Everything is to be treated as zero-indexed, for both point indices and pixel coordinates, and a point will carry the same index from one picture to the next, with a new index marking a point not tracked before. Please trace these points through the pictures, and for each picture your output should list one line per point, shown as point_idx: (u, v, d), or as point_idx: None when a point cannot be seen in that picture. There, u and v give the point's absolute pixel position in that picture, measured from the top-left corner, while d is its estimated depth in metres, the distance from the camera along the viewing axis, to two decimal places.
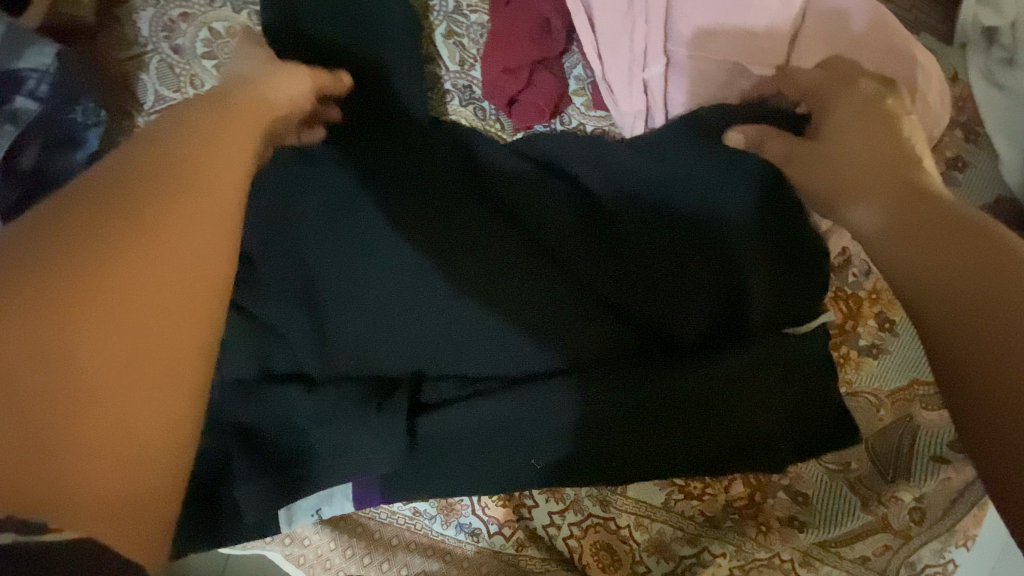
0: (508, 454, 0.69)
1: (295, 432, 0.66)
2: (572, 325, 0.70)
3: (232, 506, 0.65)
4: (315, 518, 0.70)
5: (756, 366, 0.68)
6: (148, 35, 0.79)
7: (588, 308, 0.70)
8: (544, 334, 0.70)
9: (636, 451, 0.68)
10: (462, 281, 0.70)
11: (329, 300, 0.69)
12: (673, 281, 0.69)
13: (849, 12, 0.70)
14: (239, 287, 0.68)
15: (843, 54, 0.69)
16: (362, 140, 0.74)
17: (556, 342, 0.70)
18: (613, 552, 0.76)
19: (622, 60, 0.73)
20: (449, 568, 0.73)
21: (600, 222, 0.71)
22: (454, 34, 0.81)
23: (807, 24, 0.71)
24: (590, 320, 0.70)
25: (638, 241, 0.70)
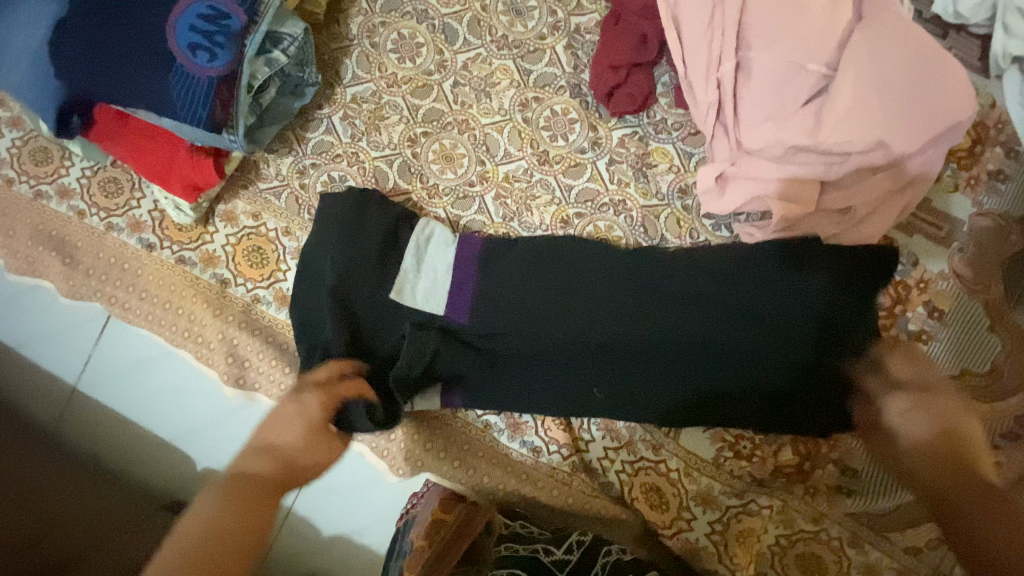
0: (569, 386, 0.80)
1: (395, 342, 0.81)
2: (635, 307, 0.79)
3: None
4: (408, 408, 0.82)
5: (810, 347, 0.76)
6: (355, 34, 0.92)
7: (651, 295, 0.79)
8: (611, 305, 0.79)
9: (680, 401, 0.79)
10: (541, 266, 0.82)
11: (423, 275, 0.82)
12: (730, 283, 0.78)
13: (915, 31, 0.74)
14: (352, 238, 0.81)
15: (911, 58, 0.73)
16: (485, 125, 0.89)
17: (621, 312, 0.79)
18: (660, 494, 0.82)
19: (700, 61, 0.79)
20: (511, 475, 0.84)
21: (688, 289, 0.79)
22: (573, 47, 0.89)
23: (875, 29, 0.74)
24: (652, 307, 0.79)
25: (699, 255, 0.81)
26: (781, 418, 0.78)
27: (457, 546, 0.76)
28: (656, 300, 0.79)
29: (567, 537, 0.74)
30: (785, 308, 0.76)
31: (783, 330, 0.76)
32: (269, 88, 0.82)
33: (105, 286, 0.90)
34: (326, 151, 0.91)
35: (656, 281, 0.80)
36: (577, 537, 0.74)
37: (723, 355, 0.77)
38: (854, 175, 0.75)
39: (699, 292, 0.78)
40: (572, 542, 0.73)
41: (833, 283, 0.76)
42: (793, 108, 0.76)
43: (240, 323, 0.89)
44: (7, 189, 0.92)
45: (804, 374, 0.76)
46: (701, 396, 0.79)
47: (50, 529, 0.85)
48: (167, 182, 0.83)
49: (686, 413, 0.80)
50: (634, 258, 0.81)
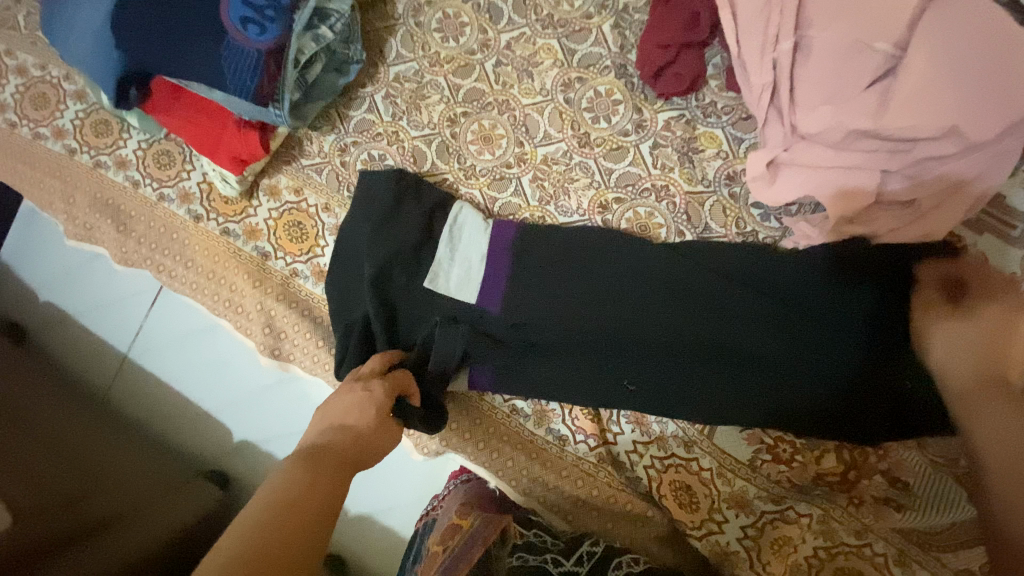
0: (599, 377, 0.78)
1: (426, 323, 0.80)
2: (663, 301, 0.76)
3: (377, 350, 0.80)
4: None
5: (857, 351, 0.71)
6: (401, 13, 0.92)
7: (681, 288, 0.76)
8: (638, 296, 0.77)
9: (715, 399, 0.75)
10: (570, 254, 0.80)
11: (457, 254, 0.82)
12: (764, 283, 0.75)
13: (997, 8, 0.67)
14: (392, 218, 0.82)
15: (993, 36, 0.67)
16: (527, 107, 0.88)
17: (648, 304, 0.76)
18: (691, 493, 0.78)
19: (756, 40, 0.74)
20: (535, 462, 0.82)
21: (740, 288, 0.75)
22: (620, 27, 0.86)
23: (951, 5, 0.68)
24: (680, 302, 0.76)
25: (735, 252, 0.77)
26: (825, 424, 0.73)
27: (471, 554, 0.71)
28: (708, 298, 0.75)
29: (578, 547, 0.72)
30: (846, 315, 0.71)
31: (839, 337, 0.71)
32: (315, 64, 0.83)
33: (154, 254, 0.94)
34: (367, 129, 0.92)
35: (709, 278, 0.76)
36: (588, 548, 0.71)
37: (768, 361, 0.73)
38: (921, 164, 0.70)
39: (753, 292, 0.74)
40: (582, 554, 0.71)
41: (874, 288, 0.71)
42: (854, 91, 0.70)
43: (278, 295, 0.91)
44: (70, 159, 0.97)
45: (856, 383, 0.71)
46: (741, 400, 0.74)
47: (98, 486, 0.89)
48: (217, 154, 0.86)
49: (724, 414, 0.75)
50: (685, 251, 0.78)
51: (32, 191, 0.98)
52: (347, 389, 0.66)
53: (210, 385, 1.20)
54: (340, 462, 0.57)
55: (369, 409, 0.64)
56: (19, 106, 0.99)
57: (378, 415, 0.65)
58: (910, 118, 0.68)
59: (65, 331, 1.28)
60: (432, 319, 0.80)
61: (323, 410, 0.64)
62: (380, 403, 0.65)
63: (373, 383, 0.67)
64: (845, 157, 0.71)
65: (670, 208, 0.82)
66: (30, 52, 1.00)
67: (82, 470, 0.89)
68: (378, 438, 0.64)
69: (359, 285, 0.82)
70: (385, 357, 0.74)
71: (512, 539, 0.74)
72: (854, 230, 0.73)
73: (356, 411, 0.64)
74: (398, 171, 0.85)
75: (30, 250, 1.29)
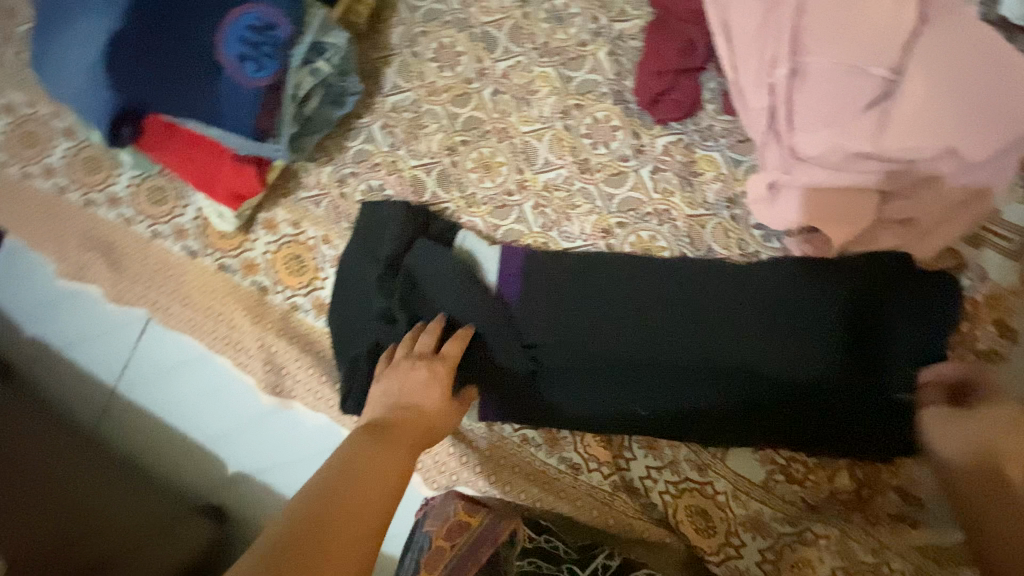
0: (611, 404, 0.78)
1: None
2: (668, 327, 0.76)
3: None
4: None
5: (857, 368, 0.73)
6: (396, 44, 0.92)
7: (686, 312, 0.76)
8: (642, 321, 0.76)
9: (725, 422, 0.76)
10: (574, 281, 0.80)
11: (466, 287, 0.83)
12: (767, 303, 0.74)
13: (987, 30, 0.69)
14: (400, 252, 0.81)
15: (986, 58, 0.68)
16: (526, 134, 0.88)
17: (654, 330, 0.76)
18: (707, 518, 0.78)
19: (751, 66, 0.75)
20: (547, 492, 0.81)
21: (744, 308, 0.75)
22: (615, 54, 0.87)
23: (939, 28, 0.70)
24: (687, 326, 0.76)
25: (738, 274, 0.77)
26: (830, 442, 0.75)
27: (479, 555, 0.77)
28: (712, 320, 0.75)
29: (593, 558, 0.73)
30: (846, 333, 0.72)
31: (840, 356, 0.72)
32: (312, 98, 0.82)
33: (149, 292, 0.92)
34: (365, 160, 0.91)
35: (712, 299, 0.76)
36: (604, 561, 0.73)
37: (774, 380, 0.74)
38: (920, 183, 0.71)
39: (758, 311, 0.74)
40: (597, 566, 0.72)
41: (872, 306, 0.72)
42: (852, 113, 0.71)
43: (278, 330, 0.89)
44: (60, 196, 0.95)
45: (856, 399, 0.74)
46: (749, 419, 0.76)
47: (98, 507, 0.90)
48: (213, 191, 0.85)
49: (734, 434, 0.76)
50: (689, 270, 0.78)
51: (22, 232, 0.96)
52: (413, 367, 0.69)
53: (208, 418, 1.16)
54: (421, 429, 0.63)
55: (436, 389, 0.67)
56: (6, 145, 0.97)
57: (442, 395, 0.67)
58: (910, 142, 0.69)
59: (54, 369, 1.25)
60: None
61: (385, 387, 0.67)
62: (443, 382, 0.68)
63: (437, 365, 0.69)
64: (845, 178, 0.72)
65: (672, 231, 0.83)
66: (17, 89, 0.98)
67: (74, 505, 0.89)
68: (444, 419, 0.67)
69: (363, 315, 0.80)
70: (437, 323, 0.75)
71: (521, 542, 0.76)
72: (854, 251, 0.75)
73: (420, 392, 0.67)
74: (409, 207, 0.85)
75: (16, 286, 1.25)
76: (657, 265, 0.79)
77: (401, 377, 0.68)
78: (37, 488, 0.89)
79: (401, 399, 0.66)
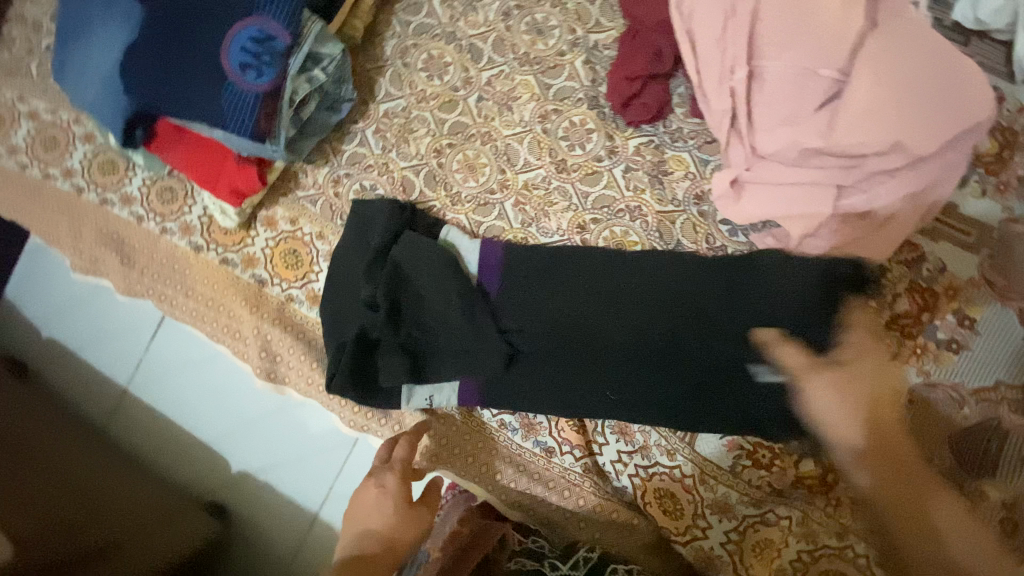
0: (582, 388, 0.82)
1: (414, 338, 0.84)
2: (635, 316, 0.80)
3: (373, 369, 0.84)
4: (427, 404, 0.86)
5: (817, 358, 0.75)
6: (389, 56, 0.99)
7: (651, 303, 0.80)
8: (611, 310, 0.81)
9: (689, 408, 0.79)
10: (548, 273, 0.85)
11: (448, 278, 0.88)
12: (727, 295, 0.78)
13: (931, 38, 0.74)
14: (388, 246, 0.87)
15: (928, 62, 0.73)
16: (508, 138, 0.94)
17: (622, 319, 0.80)
18: (675, 501, 0.81)
19: (714, 71, 0.80)
20: (524, 473, 0.86)
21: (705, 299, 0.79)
22: (591, 62, 0.92)
23: (887, 34, 0.75)
24: (651, 315, 0.80)
25: (701, 266, 0.81)
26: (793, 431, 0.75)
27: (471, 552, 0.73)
28: (676, 311, 0.79)
29: (575, 554, 0.77)
30: (807, 324, 0.74)
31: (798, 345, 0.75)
32: (309, 103, 0.89)
33: (156, 284, 0.99)
34: (359, 162, 0.98)
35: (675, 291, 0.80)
36: (585, 555, 0.76)
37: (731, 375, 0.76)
38: (873, 178, 0.76)
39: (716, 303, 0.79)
40: (579, 559, 0.75)
41: (833, 299, 0.74)
42: (806, 113, 0.76)
43: (274, 320, 0.94)
44: (78, 196, 1.03)
45: None
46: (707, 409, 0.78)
47: (100, 506, 1.01)
48: (216, 188, 0.91)
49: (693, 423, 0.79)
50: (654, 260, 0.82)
51: (44, 229, 1.04)
52: (366, 488, 0.75)
53: (225, 413, 1.26)
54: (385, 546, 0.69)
55: (389, 502, 0.73)
56: (31, 149, 1.06)
57: (398, 509, 0.72)
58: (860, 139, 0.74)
59: (76, 366, 1.35)
60: (425, 338, 0.84)
61: (351, 518, 0.73)
62: (395, 496, 0.73)
63: (385, 479, 0.75)
64: (802, 173, 0.77)
65: (643, 227, 0.87)
66: (41, 98, 1.07)
67: (86, 500, 1.00)
68: (405, 530, 0.71)
69: (352, 303, 0.86)
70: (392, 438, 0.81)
71: (512, 546, 0.77)
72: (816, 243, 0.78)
73: (376, 513, 0.72)
74: (395, 203, 0.91)
75: (42, 285, 1.35)
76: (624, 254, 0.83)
77: (358, 504, 0.74)
78: (51, 484, 0.99)
79: (361, 526, 0.71)
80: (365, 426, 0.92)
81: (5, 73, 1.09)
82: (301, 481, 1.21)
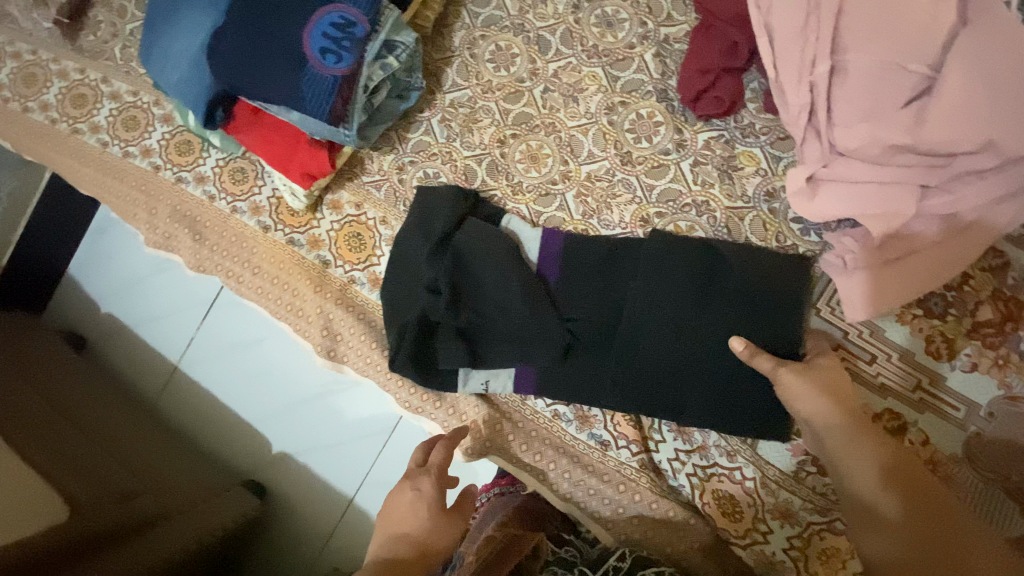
0: (638, 384, 0.81)
1: (471, 324, 0.85)
2: (691, 313, 0.79)
3: (433, 352, 0.85)
4: (483, 389, 0.88)
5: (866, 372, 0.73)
6: (457, 47, 1.00)
7: (705, 300, 0.79)
8: (668, 304, 0.79)
9: (740, 408, 0.78)
10: (603, 267, 0.85)
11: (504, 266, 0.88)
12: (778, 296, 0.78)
13: None
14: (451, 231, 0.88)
15: None
16: (571, 130, 0.94)
17: (679, 314, 0.79)
18: (734, 504, 0.79)
19: (793, 65, 0.78)
20: (578, 465, 0.85)
21: (763, 296, 0.78)
22: (661, 56, 0.92)
23: (981, 26, 0.71)
24: (705, 313, 0.78)
25: (755, 264, 0.79)
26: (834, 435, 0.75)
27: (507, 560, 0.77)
28: (728, 308, 0.78)
29: (605, 560, 0.75)
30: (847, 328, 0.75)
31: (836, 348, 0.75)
32: (381, 90, 0.91)
33: (224, 261, 1.02)
34: (423, 150, 0.99)
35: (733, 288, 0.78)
36: (615, 563, 0.73)
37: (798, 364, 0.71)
38: (959, 179, 0.73)
39: (774, 299, 0.78)
40: (609, 568, 0.73)
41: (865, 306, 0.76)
42: (891, 109, 0.74)
43: (336, 300, 0.97)
44: (155, 174, 1.09)
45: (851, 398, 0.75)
46: (758, 408, 0.77)
47: (150, 481, 1.09)
48: (288, 169, 0.94)
49: (742, 422, 0.78)
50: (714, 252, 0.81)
51: (121, 203, 1.09)
52: (401, 490, 0.73)
53: (273, 391, 1.29)
54: (418, 557, 0.67)
55: (423, 510, 0.71)
56: (112, 128, 1.12)
57: (432, 516, 0.71)
58: (947, 139, 0.71)
59: (133, 340, 1.41)
60: (480, 323, 0.85)
61: (383, 521, 0.72)
62: (432, 502, 0.72)
63: (421, 483, 0.73)
64: (884, 171, 0.75)
65: (710, 222, 0.86)
66: (124, 80, 1.13)
67: (138, 474, 1.08)
68: (439, 538, 0.69)
69: (415, 287, 0.87)
70: (428, 441, 0.80)
71: (544, 555, 0.80)
72: (896, 243, 0.76)
73: (411, 518, 0.71)
74: (460, 190, 0.92)
75: (107, 260, 1.42)
76: (682, 246, 0.81)
77: (393, 505, 0.72)
78: (104, 460, 1.07)
79: (395, 529, 0.70)
80: (420, 409, 0.93)
81: (91, 55, 1.16)
82: (343, 463, 1.23)
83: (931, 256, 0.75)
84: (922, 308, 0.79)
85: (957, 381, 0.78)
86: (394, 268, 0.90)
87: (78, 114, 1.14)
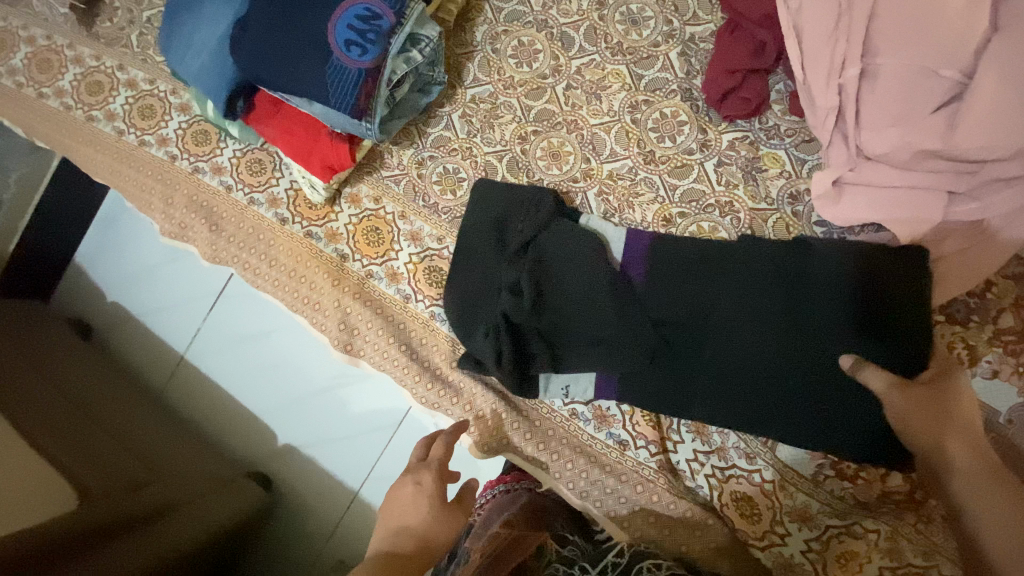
0: (741, 395, 0.77)
1: (555, 328, 0.84)
2: (787, 316, 0.75)
3: (522, 356, 0.84)
4: (555, 391, 0.87)
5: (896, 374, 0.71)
6: (480, 41, 1.00)
7: (801, 302, 0.75)
8: (762, 308, 0.76)
9: (842, 421, 0.73)
10: (697, 268, 0.81)
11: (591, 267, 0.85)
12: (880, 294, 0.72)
13: None
14: (537, 230, 0.86)
15: None
16: (593, 128, 0.94)
17: (777, 319, 0.75)
18: (752, 504, 0.80)
19: (822, 67, 0.78)
20: (595, 464, 0.85)
21: (862, 297, 0.72)
22: (686, 55, 0.91)
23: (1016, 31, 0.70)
24: (799, 316, 0.75)
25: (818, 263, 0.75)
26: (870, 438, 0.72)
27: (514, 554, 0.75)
28: (828, 311, 0.73)
29: (604, 557, 0.75)
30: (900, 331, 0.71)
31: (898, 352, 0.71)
32: (403, 85, 0.91)
33: (241, 252, 1.02)
34: (443, 145, 0.99)
35: (831, 288, 0.74)
36: (613, 559, 0.75)
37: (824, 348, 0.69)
38: (988, 185, 0.73)
39: (879, 300, 0.72)
40: (607, 564, 0.74)
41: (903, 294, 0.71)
42: (920, 114, 0.74)
43: (354, 294, 0.96)
44: (171, 164, 1.08)
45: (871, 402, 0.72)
46: (856, 424, 0.72)
47: (158, 473, 1.08)
48: (309, 161, 0.93)
49: (836, 436, 0.74)
50: (801, 248, 0.77)
51: (136, 192, 1.09)
52: (403, 486, 0.73)
53: (286, 382, 1.29)
54: (421, 549, 0.65)
55: (425, 504, 0.70)
56: (128, 116, 1.11)
57: (434, 508, 0.70)
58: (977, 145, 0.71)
59: (142, 329, 1.40)
60: (564, 328, 0.83)
61: (386, 514, 0.71)
62: (433, 496, 0.71)
63: (423, 477, 0.73)
64: (912, 176, 0.74)
65: (733, 223, 0.86)
66: (141, 69, 1.12)
67: (146, 466, 1.07)
68: (441, 532, 0.68)
69: (494, 288, 0.87)
70: (428, 437, 0.82)
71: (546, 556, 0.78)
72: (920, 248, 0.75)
73: (413, 512, 0.69)
74: (539, 189, 0.90)
75: (116, 249, 1.41)
76: (767, 246, 0.78)
77: (394, 499, 0.72)
78: (113, 453, 1.06)
79: (397, 522, 0.68)
80: (437, 405, 0.93)
81: (107, 42, 1.15)
82: (352, 456, 1.23)
83: (957, 262, 0.74)
84: (945, 314, 0.79)
85: (977, 389, 0.78)
86: (461, 276, 0.89)
87: (93, 101, 1.13)
